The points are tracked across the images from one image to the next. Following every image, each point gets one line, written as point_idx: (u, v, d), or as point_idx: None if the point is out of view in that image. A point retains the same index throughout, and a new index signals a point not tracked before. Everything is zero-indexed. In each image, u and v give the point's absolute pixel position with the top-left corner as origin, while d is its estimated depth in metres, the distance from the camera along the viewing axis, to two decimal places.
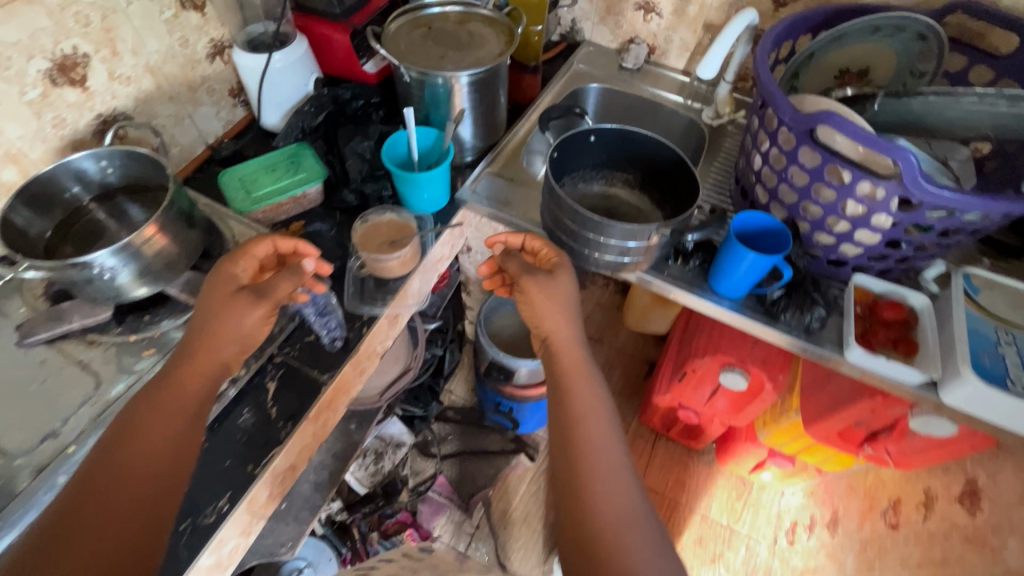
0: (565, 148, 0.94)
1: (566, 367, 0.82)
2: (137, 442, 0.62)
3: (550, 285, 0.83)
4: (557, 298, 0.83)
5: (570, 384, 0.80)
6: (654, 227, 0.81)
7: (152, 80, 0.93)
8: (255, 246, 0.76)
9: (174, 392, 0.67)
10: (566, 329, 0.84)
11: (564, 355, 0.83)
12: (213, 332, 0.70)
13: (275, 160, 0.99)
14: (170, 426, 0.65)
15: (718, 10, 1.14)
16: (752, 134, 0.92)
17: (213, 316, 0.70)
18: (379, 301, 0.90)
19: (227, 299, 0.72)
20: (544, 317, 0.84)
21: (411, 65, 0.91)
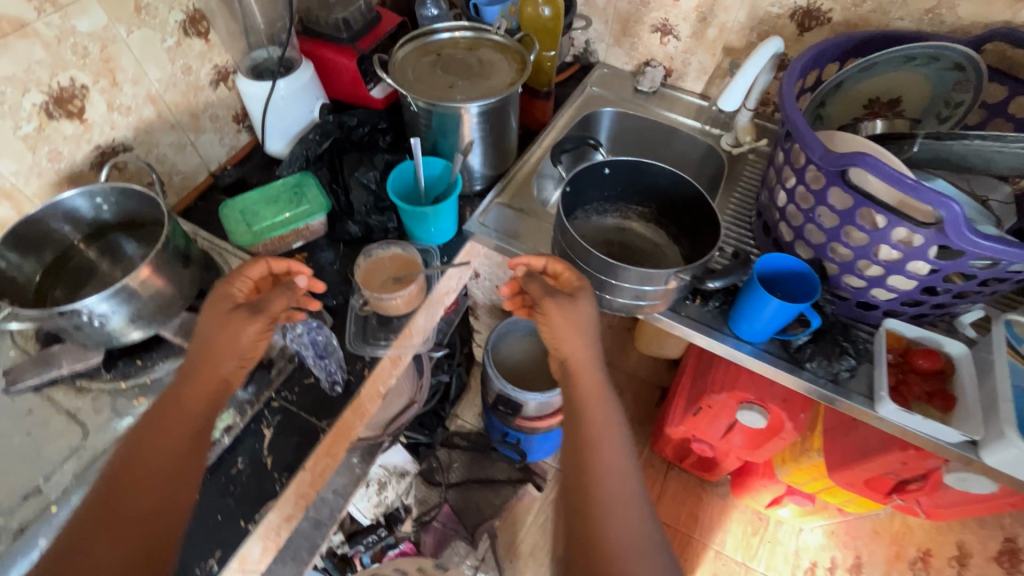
0: (577, 180, 0.90)
1: (583, 389, 0.75)
2: (139, 467, 0.60)
3: (570, 308, 0.76)
4: (577, 317, 0.76)
5: (587, 409, 0.73)
6: (671, 272, 0.76)
7: (153, 109, 0.91)
8: (250, 267, 0.73)
9: (177, 414, 0.64)
10: (585, 350, 0.76)
11: (580, 376, 0.75)
12: (214, 351, 0.68)
13: (277, 190, 0.96)
14: (171, 450, 0.62)
15: (739, 34, 1.09)
16: (775, 169, 0.88)
17: (208, 345, 0.68)
18: (382, 341, 0.87)
19: (221, 321, 0.69)
20: (561, 336, 0.76)
21: (419, 95, 0.87)
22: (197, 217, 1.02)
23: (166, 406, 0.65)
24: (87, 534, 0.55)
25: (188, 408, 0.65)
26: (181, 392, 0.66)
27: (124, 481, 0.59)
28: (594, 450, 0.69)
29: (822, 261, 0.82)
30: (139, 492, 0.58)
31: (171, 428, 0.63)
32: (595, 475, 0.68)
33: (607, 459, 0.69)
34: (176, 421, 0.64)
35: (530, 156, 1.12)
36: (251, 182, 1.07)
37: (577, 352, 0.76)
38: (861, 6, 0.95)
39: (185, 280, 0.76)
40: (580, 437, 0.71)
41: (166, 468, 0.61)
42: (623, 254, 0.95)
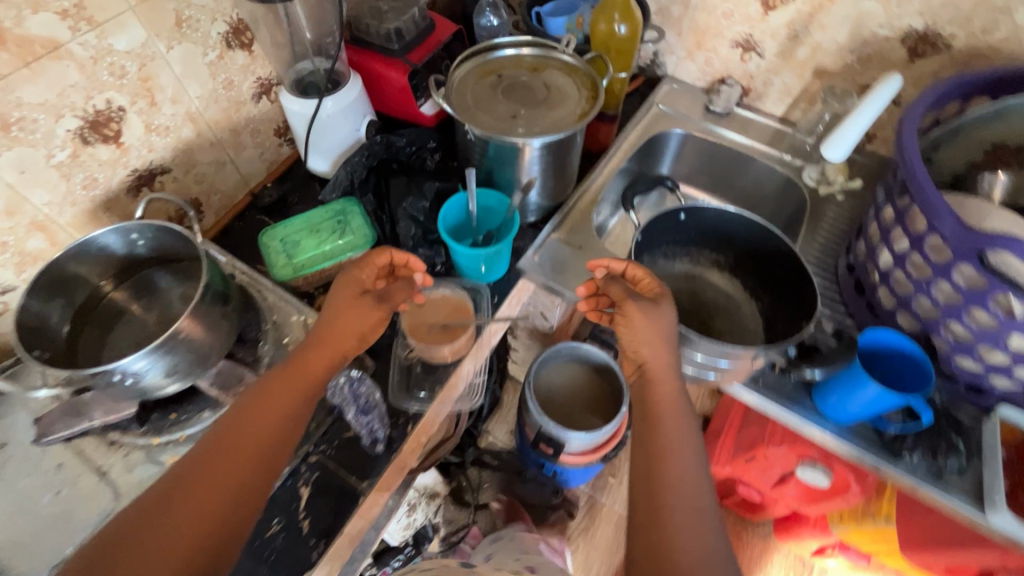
0: (649, 224, 0.81)
1: (661, 396, 0.67)
2: (237, 437, 0.60)
3: (654, 316, 0.68)
4: (661, 321, 0.68)
5: (664, 417, 0.65)
6: (758, 351, 0.67)
7: (193, 128, 0.85)
8: (379, 256, 0.75)
9: (279, 394, 0.64)
10: (668, 357, 0.68)
11: (657, 383, 0.68)
12: (330, 337, 0.69)
13: (321, 218, 0.90)
14: (265, 432, 0.61)
15: (835, 56, 0.96)
16: (880, 225, 0.77)
17: (331, 326, 0.70)
18: (426, 392, 0.80)
19: (349, 304, 0.71)
20: (646, 340, 0.68)
21: (478, 125, 0.78)
22: (235, 239, 0.96)
23: (264, 387, 0.64)
24: (177, 491, 0.56)
25: (291, 392, 0.64)
26: (286, 375, 0.65)
27: (222, 447, 0.59)
28: (670, 457, 0.61)
29: (931, 337, 0.72)
30: (231, 463, 0.58)
31: (271, 408, 0.63)
32: (670, 482, 0.59)
33: (684, 469, 0.61)
34: (276, 403, 0.63)
35: (591, 183, 1.03)
36: (291, 201, 1.01)
37: (656, 357, 0.68)
38: (991, 34, 0.82)
39: (221, 326, 0.71)
40: (653, 443, 0.63)
41: (257, 448, 0.60)
42: (692, 306, 0.86)
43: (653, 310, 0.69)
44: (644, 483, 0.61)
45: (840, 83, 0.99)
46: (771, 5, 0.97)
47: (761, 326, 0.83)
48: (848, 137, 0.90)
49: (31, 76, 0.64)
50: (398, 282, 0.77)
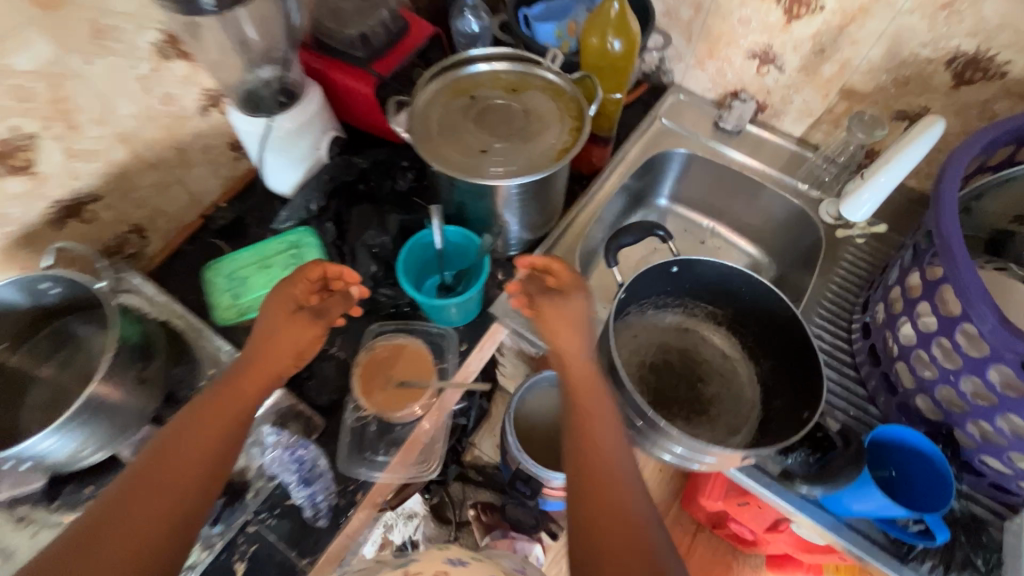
0: (638, 278, 0.70)
1: (578, 386, 0.62)
2: (175, 454, 0.53)
3: (566, 307, 0.65)
4: (574, 311, 0.66)
5: (588, 409, 0.59)
6: (750, 451, 0.57)
7: (126, 150, 0.75)
8: (310, 270, 0.68)
9: (221, 407, 0.58)
10: (583, 346, 0.64)
11: (573, 372, 0.63)
12: (270, 351, 0.65)
13: (274, 251, 0.81)
14: (205, 448, 0.55)
15: (867, 75, 0.84)
16: (904, 294, 0.66)
17: (263, 342, 0.65)
18: (381, 457, 0.72)
19: (279, 313, 0.67)
20: (555, 328, 0.65)
21: (441, 160, 0.68)
22: (184, 265, 0.87)
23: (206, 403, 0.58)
24: (103, 523, 0.48)
25: (231, 406, 0.59)
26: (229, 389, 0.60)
27: (158, 466, 0.52)
28: (602, 459, 0.55)
29: (953, 430, 0.63)
30: (167, 485, 0.51)
31: (214, 425, 0.57)
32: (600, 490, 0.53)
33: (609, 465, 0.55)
34: (218, 419, 0.58)
35: (579, 211, 0.93)
36: (248, 223, 0.92)
37: (572, 349, 0.65)
38: None
39: (145, 391, 0.63)
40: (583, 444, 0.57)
41: (197, 466, 0.54)
42: (682, 367, 0.77)
43: (570, 300, 0.66)
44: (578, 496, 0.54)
45: (870, 106, 0.86)
46: (795, 14, 0.83)
47: (758, 394, 0.73)
48: (870, 197, 0.82)
49: None
50: (334, 295, 0.72)
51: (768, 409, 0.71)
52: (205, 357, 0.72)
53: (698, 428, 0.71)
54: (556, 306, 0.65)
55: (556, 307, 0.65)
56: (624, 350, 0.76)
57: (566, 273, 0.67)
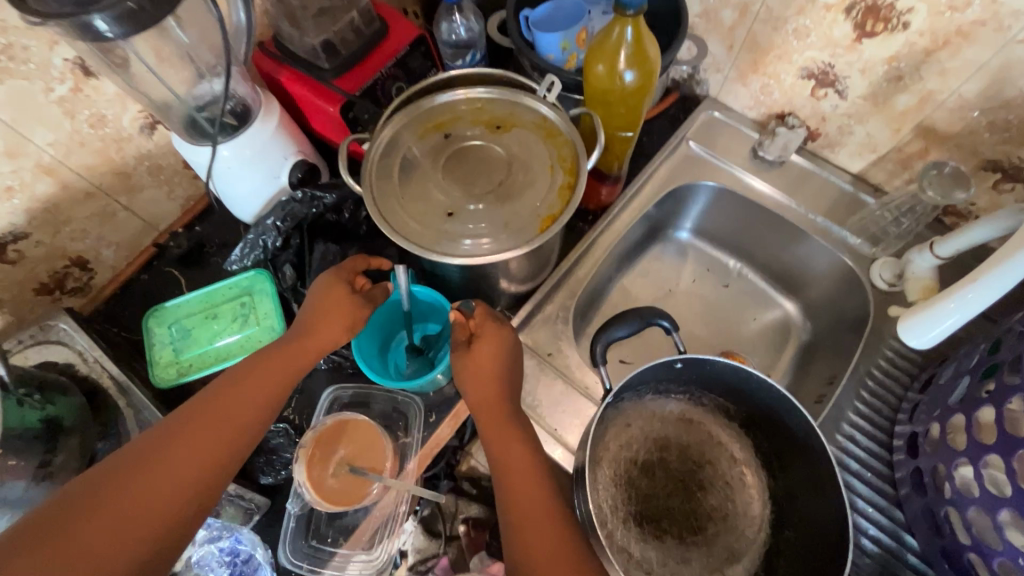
0: (633, 375, 0.59)
1: (495, 442, 0.55)
2: (188, 435, 0.49)
3: (490, 352, 0.58)
4: (501, 350, 0.59)
5: (510, 465, 0.53)
6: None
7: (52, 181, 0.66)
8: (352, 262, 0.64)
9: (250, 385, 0.54)
10: (504, 395, 0.57)
11: (488, 420, 0.56)
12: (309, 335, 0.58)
13: (222, 297, 0.73)
14: (223, 433, 0.51)
15: (955, 113, 0.65)
16: (969, 429, 0.52)
17: (309, 325, 0.59)
18: (328, 547, 0.64)
19: (330, 288, 0.60)
20: (468, 379, 0.58)
21: (400, 224, 0.56)
22: (134, 299, 0.79)
23: (234, 381, 0.54)
24: (104, 494, 0.45)
25: (263, 391, 0.54)
26: (263, 367, 0.55)
27: (175, 443, 0.49)
28: (536, 521, 0.49)
29: None
30: (172, 472, 0.47)
31: (237, 408, 0.52)
32: (533, 548, 0.47)
33: (540, 521, 0.49)
34: (244, 402, 0.53)
35: (580, 256, 0.79)
36: (209, 250, 0.82)
37: (487, 397, 0.57)
38: None
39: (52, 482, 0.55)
40: (513, 504, 0.50)
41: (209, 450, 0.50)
42: (681, 467, 0.65)
43: (493, 338, 0.59)
44: (520, 556, 0.47)
45: (952, 150, 0.69)
46: (869, 30, 0.65)
47: (767, 510, 0.62)
48: (945, 324, 0.56)
49: None
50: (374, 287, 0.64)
51: (778, 536, 0.60)
52: (135, 428, 0.63)
53: (691, 552, 0.61)
54: (478, 351, 0.58)
55: (478, 353, 0.58)
56: (613, 445, 0.64)
57: (488, 321, 0.61)
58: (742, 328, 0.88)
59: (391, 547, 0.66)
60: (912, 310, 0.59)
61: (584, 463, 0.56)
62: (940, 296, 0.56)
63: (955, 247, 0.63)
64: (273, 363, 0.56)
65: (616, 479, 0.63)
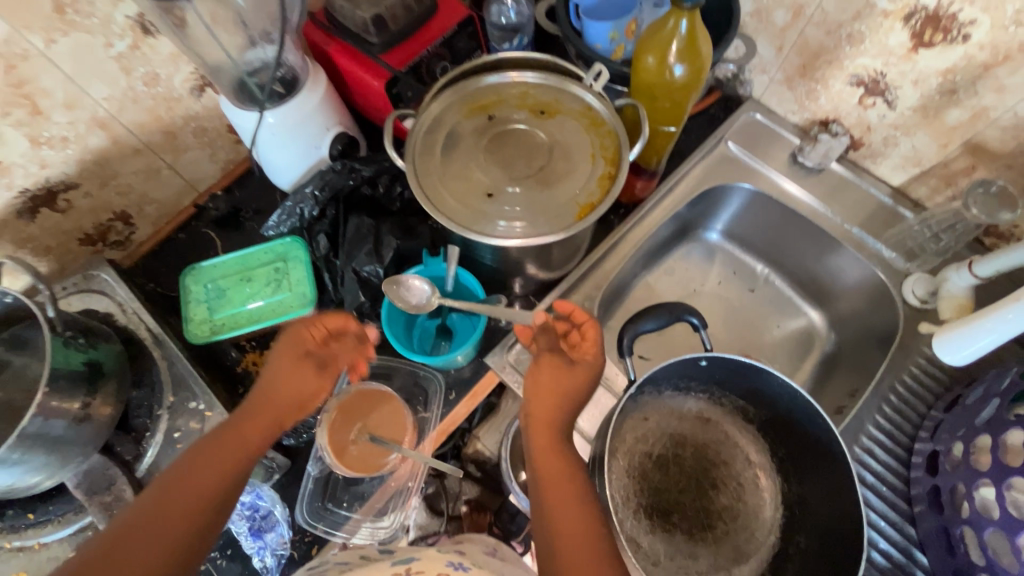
0: (657, 369, 0.59)
1: (542, 459, 0.56)
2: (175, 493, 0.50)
3: (569, 374, 0.61)
4: (568, 380, 0.61)
5: (547, 473, 0.55)
6: None
7: (105, 135, 0.67)
8: (330, 318, 0.62)
9: (209, 457, 0.53)
10: (558, 416, 0.60)
11: (540, 437, 0.58)
12: (270, 400, 0.59)
13: (257, 261, 0.75)
14: (197, 500, 0.50)
15: (1007, 132, 0.64)
16: (996, 451, 0.52)
17: (276, 382, 0.60)
18: (343, 510, 0.67)
19: (285, 356, 0.61)
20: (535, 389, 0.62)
21: (440, 203, 0.56)
22: (171, 257, 0.81)
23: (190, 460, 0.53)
24: None
25: (225, 460, 0.53)
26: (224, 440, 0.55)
27: (130, 536, 0.46)
28: (576, 538, 0.49)
29: None
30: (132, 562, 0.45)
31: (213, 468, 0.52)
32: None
33: (580, 561, 0.48)
34: (205, 478, 0.51)
35: (609, 248, 0.79)
36: (245, 215, 0.84)
37: (544, 408, 0.60)
38: None
39: (90, 424, 0.58)
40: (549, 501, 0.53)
41: (172, 535, 0.47)
42: (694, 464, 0.66)
43: (583, 366, 0.61)
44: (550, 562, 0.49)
45: (1001, 169, 0.67)
46: (926, 40, 0.64)
47: (778, 514, 0.62)
48: (983, 341, 0.56)
49: None
50: (345, 340, 0.63)
51: (788, 543, 0.61)
52: (168, 381, 0.65)
53: (698, 549, 0.61)
54: (573, 370, 0.61)
55: (569, 372, 0.61)
56: (629, 436, 0.65)
57: (594, 348, 0.61)
58: (765, 335, 0.88)
59: (403, 517, 0.68)
60: (951, 326, 0.59)
61: (604, 450, 0.57)
62: (977, 315, 0.56)
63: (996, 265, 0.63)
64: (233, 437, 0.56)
65: (630, 470, 0.64)
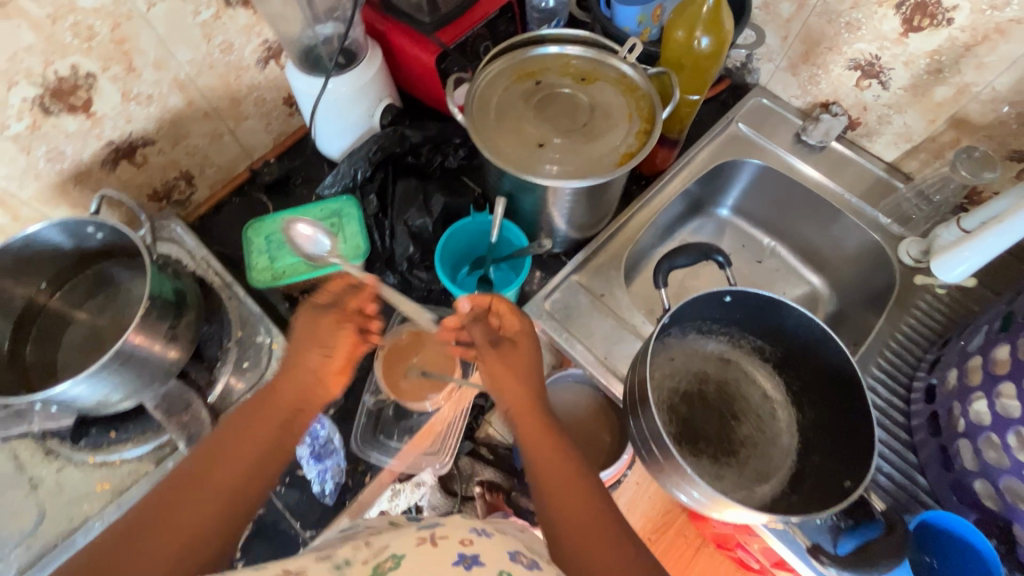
0: (686, 303, 0.66)
1: (530, 434, 0.58)
2: (212, 463, 0.48)
3: (512, 355, 0.63)
4: (519, 361, 0.62)
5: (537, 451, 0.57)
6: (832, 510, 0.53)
7: (182, 97, 0.74)
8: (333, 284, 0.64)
9: (243, 434, 0.51)
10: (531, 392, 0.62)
11: (523, 422, 0.60)
12: (293, 372, 0.57)
13: (313, 218, 0.80)
14: (238, 466, 0.49)
15: (987, 105, 0.73)
16: (986, 366, 0.59)
17: (298, 353, 0.58)
18: (393, 443, 0.72)
19: (311, 327, 0.60)
20: (497, 377, 0.62)
21: (495, 152, 0.63)
22: (227, 218, 0.87)
23: (223, 438, 0.51)
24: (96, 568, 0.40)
25: (252, 440, 0.51)
26: (254, 414, 0.54)
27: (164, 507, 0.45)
28: (571, 506, 0.52)
29: (1011, 526, 0.57)
30: (177, 524, 0.44)
31: (250, 439, 0.51)
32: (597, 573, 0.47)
33: (582, 527, 0.51)
34: (241, 449, 0.50)
35: (635, 214, 0.87)
36: (295, 182, 0.90)
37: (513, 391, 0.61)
38: None
39: (174, 347, 0.63)
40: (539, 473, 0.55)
41: (218, 499, 0.46)
42: (717, 398, 0.73)
43: (525, 341, 0.64)
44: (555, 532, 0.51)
45: (982, 140, 0.76)
46: (916, 25, 0.73)
47: (794, 440, 0.69)
48: (959, 268, 0.72)
49: None
50: (348, 291, 0.64)
51: (804, 463, 0.67)
52: (236, 319, 0.71)
53: (724, 470, 0.67)
54: (513, 349, 0.63)
55: (512, 350, 0.63)
56: (657, 373, 0.71)
57: (516, 320, 0.65)
58: None
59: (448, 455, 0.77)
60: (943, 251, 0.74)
61: (637, 379, 0.63)
62: (958, 246, 0.71)
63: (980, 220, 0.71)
64: (262, 410, 0.54)
65: (660, 403, 0.70)
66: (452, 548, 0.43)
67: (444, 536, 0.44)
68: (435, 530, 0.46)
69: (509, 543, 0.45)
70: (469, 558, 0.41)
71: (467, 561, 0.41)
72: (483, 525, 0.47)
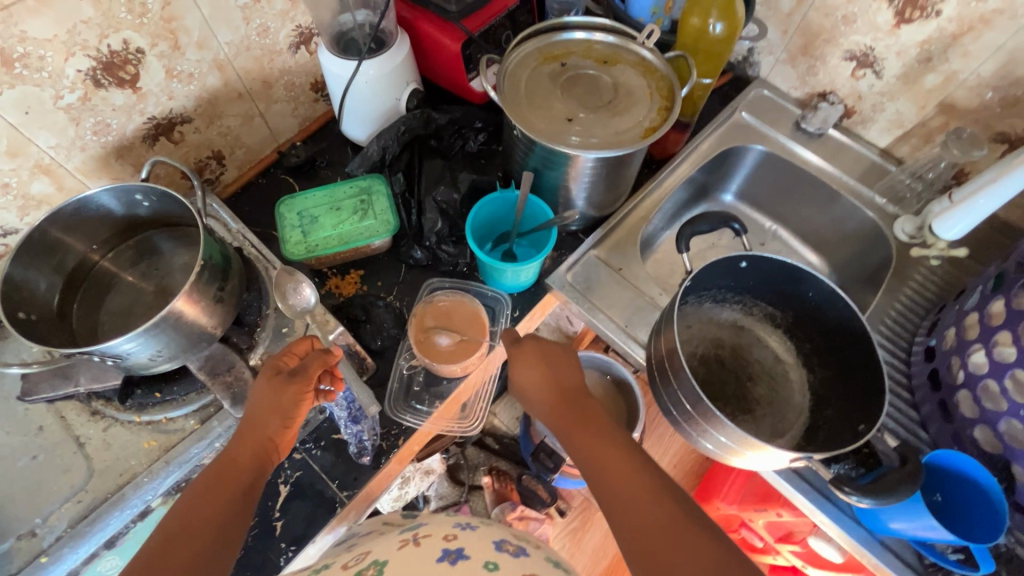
0: (705, 270, 0.69)
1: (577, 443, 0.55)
2: (186, 517, 0.46)
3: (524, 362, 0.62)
4: (540, 371, 0.61)
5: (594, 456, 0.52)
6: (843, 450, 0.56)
7: (219, 77, 0.77)
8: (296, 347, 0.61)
9: (208, 490, 0.49)
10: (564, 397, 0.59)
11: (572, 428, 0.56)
12: (257, 422, 0.55)
13: (343, 195, 0.83)
14: (211, 513, 0.46)
15: (973, 90, 0.79)
16: (982, 321, 0.64)
17: (259, 413, 0.55)
18: (424, 407, 0.75)
19: (266, 394, 0.56)
20: (529, 386, 0.61)
21: (529, 128, 0.67)
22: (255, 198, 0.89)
23: (189, 497, 0.48)
24: None
25: (218, 492, 0.48)
26: (219, 473, 0.51)
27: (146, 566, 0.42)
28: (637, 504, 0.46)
29: (1010, 465, 0.62)
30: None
31: (217, 493, 0.48)
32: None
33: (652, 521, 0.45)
34: (210, 501, 0.47)
35: (648, 194, 0.92)
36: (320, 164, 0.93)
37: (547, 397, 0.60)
38: None
39: (221, 309, 0.65)
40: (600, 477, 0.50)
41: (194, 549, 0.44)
42: (732, 362, 0.77)
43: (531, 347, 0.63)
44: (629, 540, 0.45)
45: (969, 123, 0.82)
46: (907, 17, 0.80)
47: (807, 400, 0.74)
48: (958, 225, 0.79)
49: (37, 8, 0.57)
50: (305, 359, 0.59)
51: (816, 418, 0.72)
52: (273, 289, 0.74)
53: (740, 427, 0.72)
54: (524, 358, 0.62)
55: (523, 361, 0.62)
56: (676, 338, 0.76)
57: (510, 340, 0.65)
58: None
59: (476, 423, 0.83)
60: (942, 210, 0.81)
61: (660, 348, 0.66)
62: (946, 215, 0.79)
63: (969, 192, 0.76)
64: (225, 469, 0.51)
65: None
66: (436, 545, 0.45)
67: (427, 535, 0.48)
68: (417, 532, 0.49)
69: (494, 533, 0.49)
70: (454, 553, 0.44)
71: (452, 556, 0.43)
72: (464, 521, 0.51)
